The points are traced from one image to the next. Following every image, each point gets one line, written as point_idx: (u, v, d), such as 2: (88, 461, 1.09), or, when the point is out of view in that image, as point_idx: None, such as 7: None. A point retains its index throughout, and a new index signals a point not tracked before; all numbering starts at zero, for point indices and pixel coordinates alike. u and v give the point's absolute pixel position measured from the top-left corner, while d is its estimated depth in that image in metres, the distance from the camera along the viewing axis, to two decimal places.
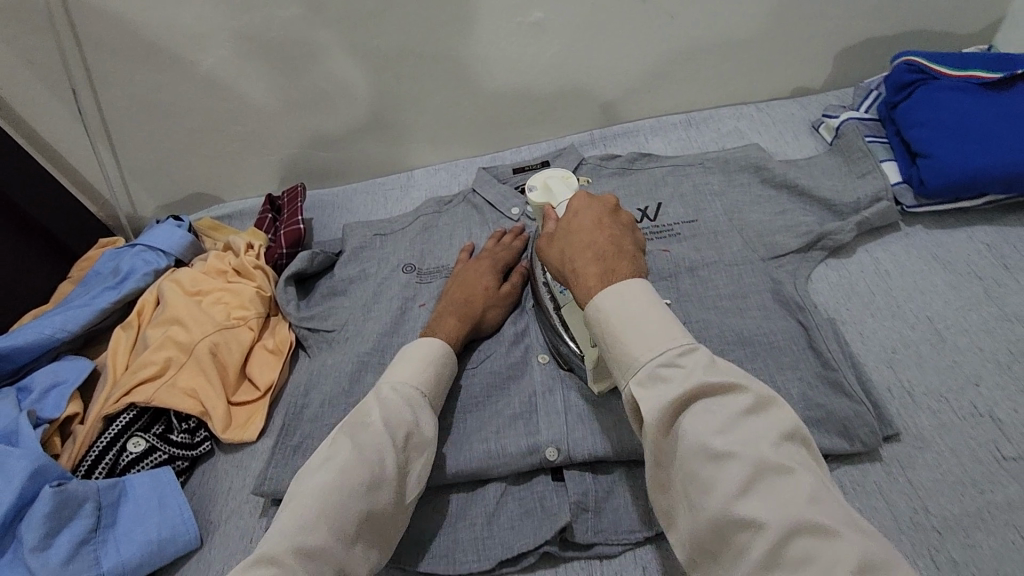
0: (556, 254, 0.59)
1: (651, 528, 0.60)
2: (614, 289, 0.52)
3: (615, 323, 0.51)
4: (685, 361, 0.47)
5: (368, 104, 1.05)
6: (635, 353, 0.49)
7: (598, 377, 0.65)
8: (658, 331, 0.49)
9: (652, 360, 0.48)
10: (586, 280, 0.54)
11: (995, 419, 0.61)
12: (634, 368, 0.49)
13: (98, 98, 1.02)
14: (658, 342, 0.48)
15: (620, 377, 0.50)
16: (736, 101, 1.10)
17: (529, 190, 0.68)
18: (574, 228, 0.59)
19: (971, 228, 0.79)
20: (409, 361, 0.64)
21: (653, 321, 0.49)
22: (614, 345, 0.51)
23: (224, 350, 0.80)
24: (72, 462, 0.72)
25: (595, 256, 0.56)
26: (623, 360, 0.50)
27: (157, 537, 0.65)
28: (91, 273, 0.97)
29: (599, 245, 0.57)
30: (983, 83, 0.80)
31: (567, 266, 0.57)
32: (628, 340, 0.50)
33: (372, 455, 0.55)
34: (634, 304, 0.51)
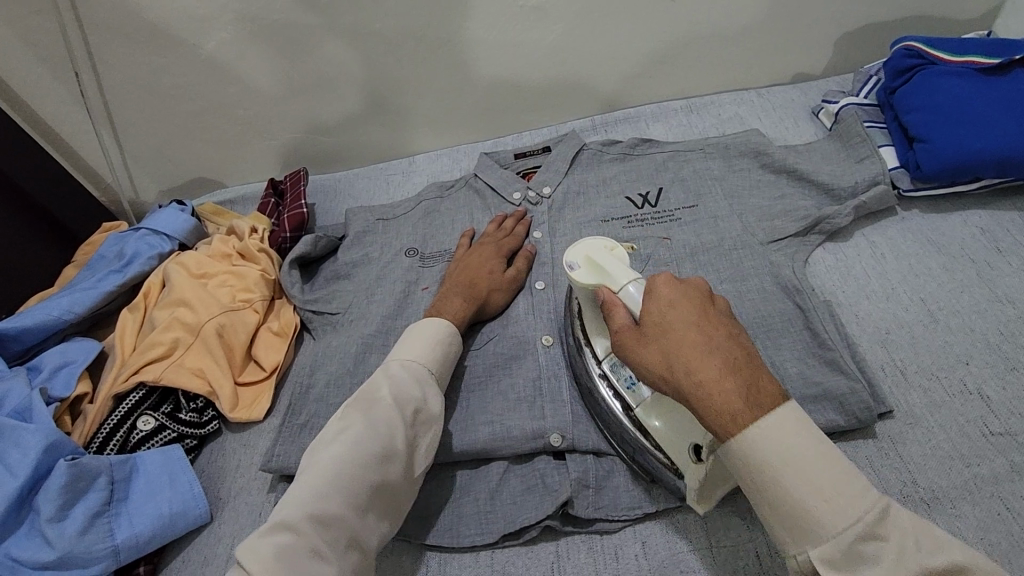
0: (661, 363, 0.50)
1: (650, 506, 0.62)
2: (767, 428, 0.44)
3: (779, 469, 0.44)
4: (885, 532, 0.42)
5: (370, 89, 1.05)
6: (822, 519, 0.43)
7: (702, 497, 0.57)
8: (831, 480, 0.43)
9: (848, 534, 0.42)
10: (727, 407, 0.46)
11: (983, 396, 0.63)
12: (815, 536, 0.43)
13: (100, 81, 1.02)
14: (840, 505, 0.42)
15: (788, 541, 0.44)
16: (736, 86, 1.11)
17: (571, 267, 0.63)
18: (681, 329, 0.50)
19: (965, 212, 0.81)
20: (420, 340, 0.66)
21: (811, 458, 0.44)
22: (777, 503, 0.44)
23: (231, 331, 0.82)
24: (83, 439, 0.73)
25: (724, 369, 0.47)
26: (793, 521, 0.44)
27: (169, 511, 0.67)
28: (97, 256, 0.98)
29: (723, 351, 0.48)
30: (980, 68, 0.81)
31: (686, 379, 0.48)
32: (800, 497, 0.43)
33: (383, 429, 0.57)
34: (792, 447, 0.44)
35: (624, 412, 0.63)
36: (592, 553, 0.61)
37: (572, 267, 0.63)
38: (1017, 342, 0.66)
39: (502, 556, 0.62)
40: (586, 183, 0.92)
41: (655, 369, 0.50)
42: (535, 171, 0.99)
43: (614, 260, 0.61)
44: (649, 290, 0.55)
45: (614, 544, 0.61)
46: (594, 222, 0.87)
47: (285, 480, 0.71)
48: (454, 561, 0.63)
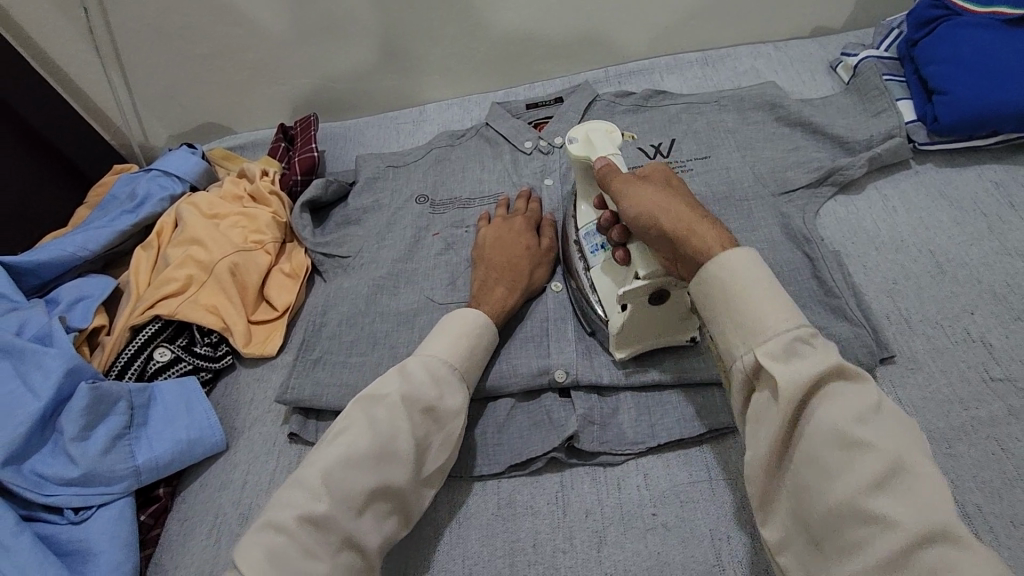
0: (653, 198, 0.58)
1: (653, 441, 0.63)
2: (737, 255, 0.50)
3: (740, 282, 0.49)
4: (817, 342, 0.46)
5: (381, 33, 1.03)
6: (769, 322, 0.47)
7: (622, 343, 0.66)
8: (778, 303, 0.48)
9: (789, 332, 0.46)
10: (702, 237, 0.53)
11: (986, 344, 0.64)
12: (761, 336, 0.47)
13: (109, 17, 1.01)
14: (784, 314, 0.47)
15: (735, 342, 0.49)
16: (753, 40, 1.09)
17: (571, 142, 0.70)
18: (661, 190, 0.59)
19: (981, 166, 0.80)
20: (446, 333, 0.63)
21: (769, 285, 0.49)
22: (728, 303, 0.49)
23: (243, 270, 0.82)
24: (103, 367, 0.76)
25: (702, 216, 0.55)
26: (743, 322, 0.48)
27: (186, 437, 0.69)
28: (109, 196, 0.98)
29: (703, 209, 0.57)
30: (1006, 20, 0.79)
31: (666, 218, 0.55)
32: (753, 303, 0.48)
33: (385, 427, 0.55)
34: (756, 270, 0.49)
35: (584, 271, 0.70)
36: (596, 484, 0.63)
37: (571, 141, 0.70)
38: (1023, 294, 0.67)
39: (508, 485, 0.64)
40: None
41: (647, 206, 0.57)
42: (547, 121, 0.98)
43: (608, 141, 0.68)
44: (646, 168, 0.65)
45: (618, 476, 0.63)
46: None
47: (298, 412, 0.73)
48: (464, 489, 0.65)
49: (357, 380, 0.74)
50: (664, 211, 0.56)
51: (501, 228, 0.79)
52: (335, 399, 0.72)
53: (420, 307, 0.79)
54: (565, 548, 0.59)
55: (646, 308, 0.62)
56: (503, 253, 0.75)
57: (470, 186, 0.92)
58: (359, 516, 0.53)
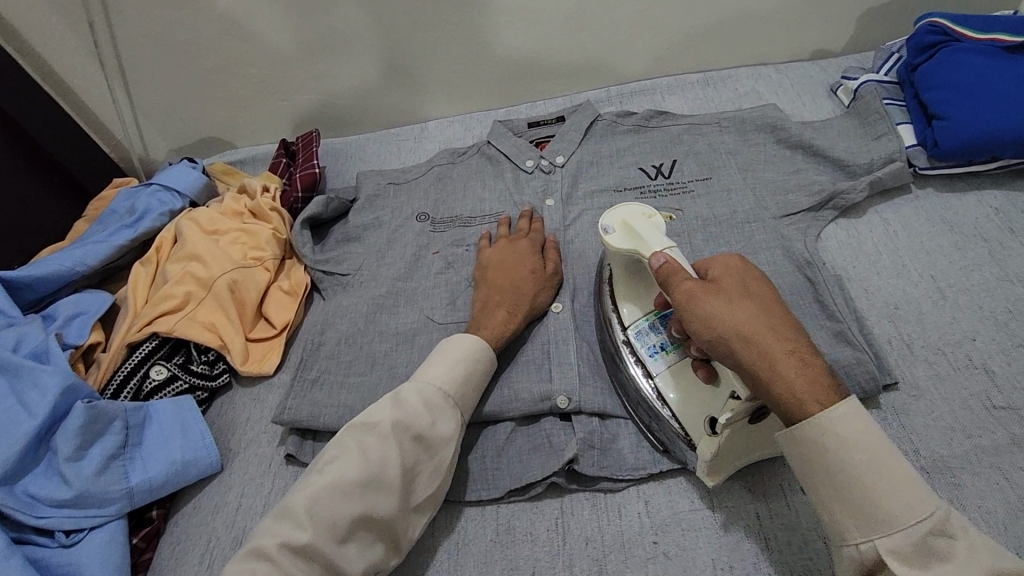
0: (736, 327, 0.51)
1: (654, 467, 0.63)
2: (850, 425, 0.46)
3: (860, 462, 0.45)
4: (954, 532, 0.43)
5: (385, 52, 1.04)
6: (892, 512, 0.44)
7: (712, 471, 0.58)
8: (910, 492, 0.44)
9: (919, 527, 0.43)
10: (795, 388, 0.48)
11: (989, 371, 0.64)
12: (883, 526, 0.44)
13: (114, 33, 1.01)
14: (912, 501, 0.44)
15: (849, 525, 0.46)
16: (754, 62, 1.09)
17: (607, 231, 0.66)
18: (745, 311, 0.52)
19: (980, 191, 0.80)
20: (441, 359, 0.63)
21: (897, 467, 0.45)
22: (836, 484, 0.46)
23: (242, 288, 0.82)
24: (98, 385, 0.75)
25: (794, 352, 0.49)
26: (860, 510, 0.45)
27: (181, 458, 0.68)
28: (109, 210, 0.98)
29: (789, 332, 0.51)
30: (1005, 46, 0.80)
31: (759, 356, 0.49)
32: (875, 494, 0.45)
33: (375, 456, 0.55)
34: (873, 444, 0.45)
35: (645, 378, 0.64)
36: (596, 510, 0.62)
37: (608, 231, 0.66)
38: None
39: (507, 510, 0.63)
40: (599, 154, 0.92)
41: (732, 340, 0.51)
42: (549, 140, 0.99)
43: (653, 229, 0.64)
44: (711, 263, 0.57)
45: (618, 502, 0.62)
46: (606, 191, 0.87)
47: (295, 432, 0.72)
48: (462, 514, 0.64)
49: (355, 401, 0.73)
50: (745, 344, 0.50)
51: (503, 251, 0.78)
52: (332, 420, 0.71)
53: (419, 327, 0.79)
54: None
55: (740, 432, 0.56)
56: (506, 276, 0.75)
57: (472, 204, 0.91)
58: (342, 545, 0.52)
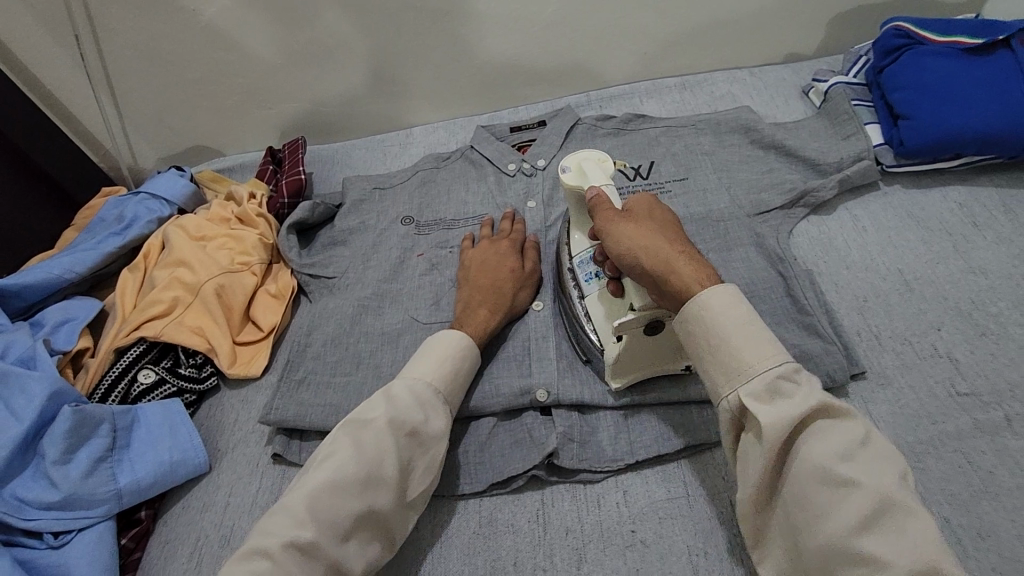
0: (635, 236, 0.59)
1: (632, 458, 0.64)
2: (722, 296, 0.54)
3: (726, 324, 0.53)
4: (801, 380, 0.50)
5: (369, 60, 1.06)
6: (752, 363, 0.51)
7: (617, 372, 0.66)
8: (764, 346, 0.51)
9: (773, 371, 0.50)
10: (683, 279, 0.56)
11: (953, 360, 0.66)
12: (745, 377, 0.51)
13: (101, 46, 1.03)
14: (768, 355, 0.51)
15: (722, 384, 0.52)
16: (730, 65, 1.12)
17: (564, 170, 0.70)
18: (645, 226, 0.61)
19: (946, 188, 0.83)
20: (430, 356, 0.64)
21: (757, 327, 0.52)
22: (710, 348, 0.53)
23: (229, 292, 0.83)
24: (86, 390, 0.76)
25: (683, 253, 0.58)
26: (728, 366, 0.52)
27: (169, 459, 0.69)
28: (97, 218, 0.99)
29: (679, 238, 0.60)
30: (965, 48, 0.83)
31: (653, 257, 0.58)
32: (737, 348, 0.52)
33: (371, 452, 0.56)
34: (740, 311, 0.53)
35: (578, 300, 0.70)
36: (576, 501, 0.64)
37: (565, 169, 0.70)
38: (987, 311, 0.69)
39: (489, 503, 0.65)
40: None
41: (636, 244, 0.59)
42: (530, 143, 1.01)
43: (601, 171, 0.68)
44: (624, 201, 0.67)
45: (597, 493, 0.64)
46: None
47: (282, 432, 0.74)
48: (446, 507, 0.65)
49: (341, 400, 0.74)
50: (644, 246, 0.58)
51: (485, 252, 0.80)
52: (318, 419, 0.72)
53: (404, 327, 0.81)
54: (545, 565, 0.60)
55: (640, 338, 0.62)
56: (487, 275, 0.77)
57: (455, 207, 0.93)
58: (343, 542, 0.54)
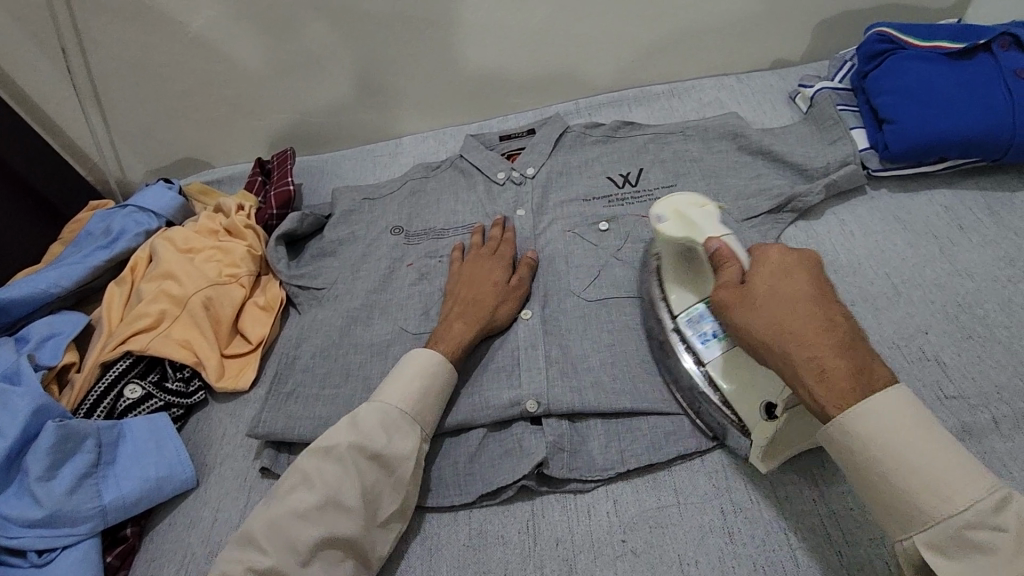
0: (778, 331, 0.52)
1: (622, 467, 0.64)
2: (883, 406, 0.47)
3: (892, 461, 0.47)
4: (1002, 520, 0.43)
5: (358, 71, 1.06)
6: (933, 510, 0.45)
7: (767, 455, 0.59)
8: (948, 482, 0.45)
9: (958, 519, 0.44)
10: (830, 390, 0.49)
11: (941, 363, 0.66)
12: (921, 525, 0.46)
13: (88, 58, 1.03)
14: (950, 494, 0.45)
15: (893, 526, 0.47)
16: (718, 72, 1.13)
17: (659, 219, 0.68)
18: (790, 311, 0.52)
19: (931, 191, 0.84)
20: (398, 378, 0.65)
21: (929, 443, 0.46)
22: (875, 486, 0.48)
23: (217, 304, 0.83)
24: (71, 406, 0.75)
25: (837, 352, 0.49)
26: (895, 507, 0.47)
27: (155, 475, 0.68)
28: (84, 232, 0.98)
29: (823, 316, 0.51)
30: (947, 53, 0.83)
31: (800, 359, 0.50)
32: (907, 486, 0.46)
33: (332, 479, 0.58)
34: (907, 422, 0.47)
35: (696, 365, 0.65)
36: (566, 511, 0.63)
37: (660, 219, 0.68)
38: (974, 313, 0.69)
39: (479, 514, 0.65)
40: (569, 165, 0.94)
41: (770, 346, 0.52)
42: (519, 152, 1.01)
43: (706, 219, 0.66)
44: (753, 257, 0.59)
45: (587, 503, 0.63)
46: (576, 200, 0.89)
47: (270, 445, 0.73)
48: (435, 520, 0.65)
49: (330, 412, 0.74)
50: (779, 349, 0.51)
51: (470, 266, 0.81)
52: (306, 432, 0.72)
53: (393, 337, 0.80)
54: None
55: (800, 421, 0.57)
56: (469, 288, 0.77)
57: (445, 216, 0.93)
58: (306, 566, 0.54)
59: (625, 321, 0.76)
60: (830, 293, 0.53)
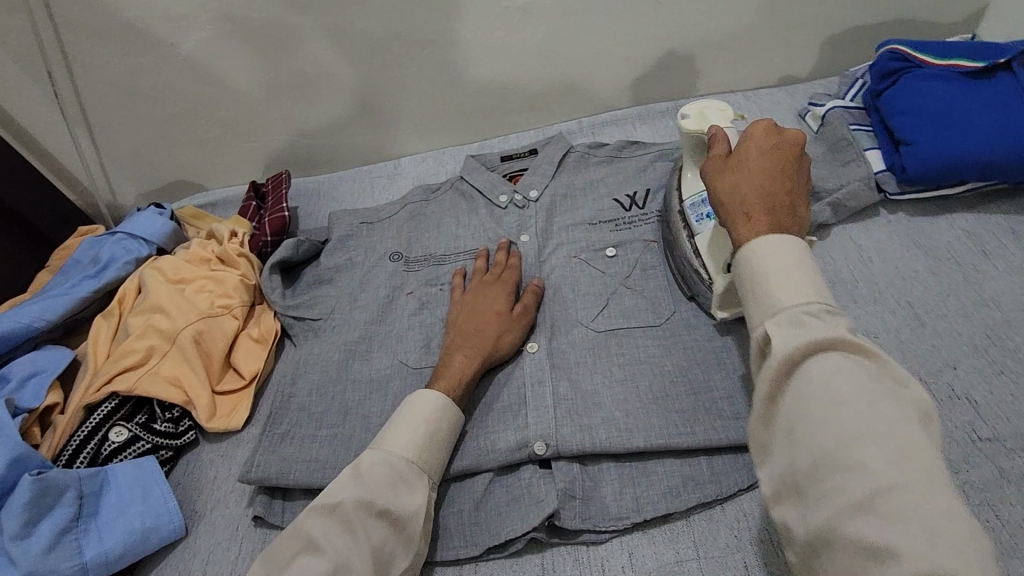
0: (734, 180, 0.58)
1: (638, 516, 0.61)
2: (772, 242, 0.51)
3: (769, 266, 0.50)
4: (830, 318, 0.47)
5: (354, 91, 1.03)
6: (783, 297, 0.48)
7: (724, 303, 0.68)
8: (805, 282, 0.48)
9: (799, 307, 0.47)
10: (750, 223, 0.54)
11: (972, 401, 0.63)
12: (776, 307, 0.48)
13: (75, 82, 1.00)
14: (809, 295, 0.48)
15: (754, 316, 0.50)
16: (724, 89, 1.10)
17: (684, 117, 0.73)
18: (752, 167, 0.58)
19: (952, 215, 0.81)
20: (403, 424, 0.62)
21: (801, 271, 0.49)
22: (753, 281, 0.51)
23: (208, 338, 0.79)
24: (53, 451, 0.71)
25: (775, 205, 0.54)
26: (761, 297, 0.50)
27: (141, 526, 0.64)
28: (71, 261, 0.95)
29: (782, 183, 0.56)
30: (963, 72, 0.81)
31: (738, 201, 0.56)
32: (772, 287, 0.49)
33: (340, 543, 0.53)
34: (788, 258, 0.50)
35: (688, 238, 0.73)
36: (578, 565, 0.60)
37: (684, 117, 0.73)
38: (1004, 347, 0.66)
39: (486, 569, 0.61)
40: (573, 187, 0.91)
41: (722, 198, 0.58)
42: (522, 174, 0.98)
43: (722, 118, 0.71)
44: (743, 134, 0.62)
45: (601, 557, 0.60)
46: (581, 224, 0.86)
47: (264, 492, 0.69)
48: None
49: (327, 455, 0.70)
50: (731, 191, 0.57)
51: (473, 295, 0.77)
52: (302, 477, 0.68)
53: (393, 372, 0.77)
54: None
55: None
56: (470, 318, 0.74)
57: (445, 242, 0.90)
58: None
59: (638, 355, 0.72)
60: (789, 173, 0.57)
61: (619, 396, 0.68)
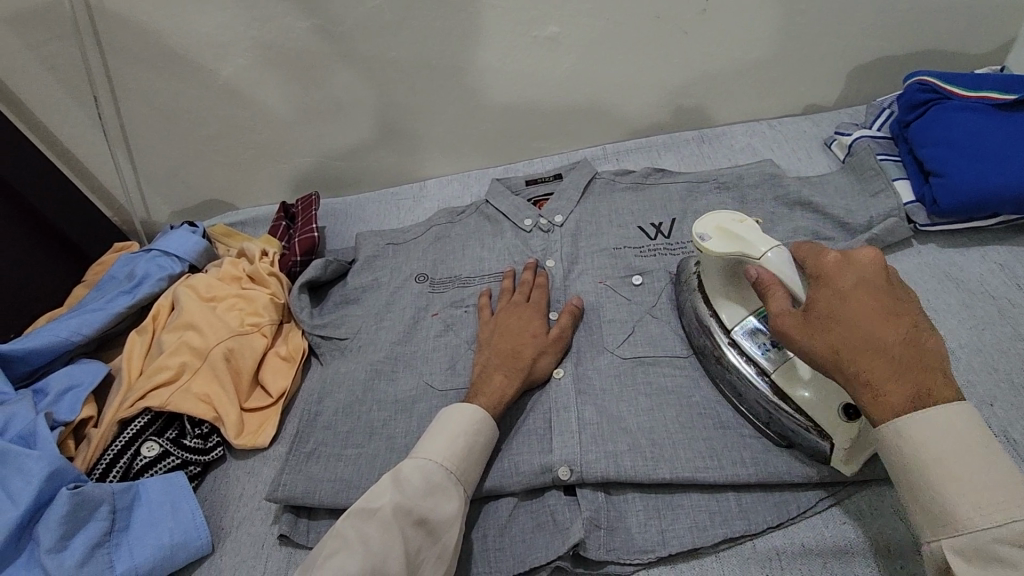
0: (830, 326, 0.52)
1: (664, 550, 0.61)
2: (920, 417, 0.47)
3: (930, 461, 0.46)
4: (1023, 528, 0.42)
5: (385, 116, 1.06)
6: (965, 517, 0.44)
7: (847, 457, 0.59)
8: (986, 488, 0.44)
9: (986, 529, 0.43)
10: (887, 389, 0.48)
11: (1010, 440, 0.62)
12: (955, 527, 0.44)
13: (118, 104, 1.04)
14: (988, 499, 0.43)
15: (923, 530, 0.46)
16: (747, 117, 1.11)
17: (703, 238, 0.67)
18: (853, 306, 0.52)
19: (984, 247, 0.80)
20: (438, 434, 0.62)
21: (973, 469, 0.44)
22: (925, 492, 0.46)
23: (239, 355, 0.81)
24: (86, 465, 0.73)
25: (900, 360, 0.49)
26: (931, 512, 0.45)
27: (170, 541, 0.66)
28: (107, 276, 0.97)
29: (887, 323, 0.50)
30: (996, 104, 0.81)
31: (848, 363, 0.50)
32: (951, 497, 0.44)
33: (377, 548, 0.53)
34: (951, 446, 0.45)
35: (759, 375, 0.65)
36: None
37: (703, 237, 0.67)
38: None
39: None
40: (598, 212, 0.91)
41: (820, 355, 0.52)
42: (547, 198, 0.99)
43: (749, 231, 0.65)
44: (814, 265, 0.57)
45: None
46: (606, 251, 0.87)
47: (289, 510, 0.70)
48: None
49: (352, 475, 0.71)
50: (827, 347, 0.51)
51: (512, 315, 0.78)
52: (327, 497, 0.69)
53: (418, 394, 0.77)
54: None
55: None
56: (507, 340, 0.74)
57: (470, 264, 0.91)
58: None
59: (665, 384, 0.71)
60: (888, 304, 0.52)
61: (647, 424, 0.68)
